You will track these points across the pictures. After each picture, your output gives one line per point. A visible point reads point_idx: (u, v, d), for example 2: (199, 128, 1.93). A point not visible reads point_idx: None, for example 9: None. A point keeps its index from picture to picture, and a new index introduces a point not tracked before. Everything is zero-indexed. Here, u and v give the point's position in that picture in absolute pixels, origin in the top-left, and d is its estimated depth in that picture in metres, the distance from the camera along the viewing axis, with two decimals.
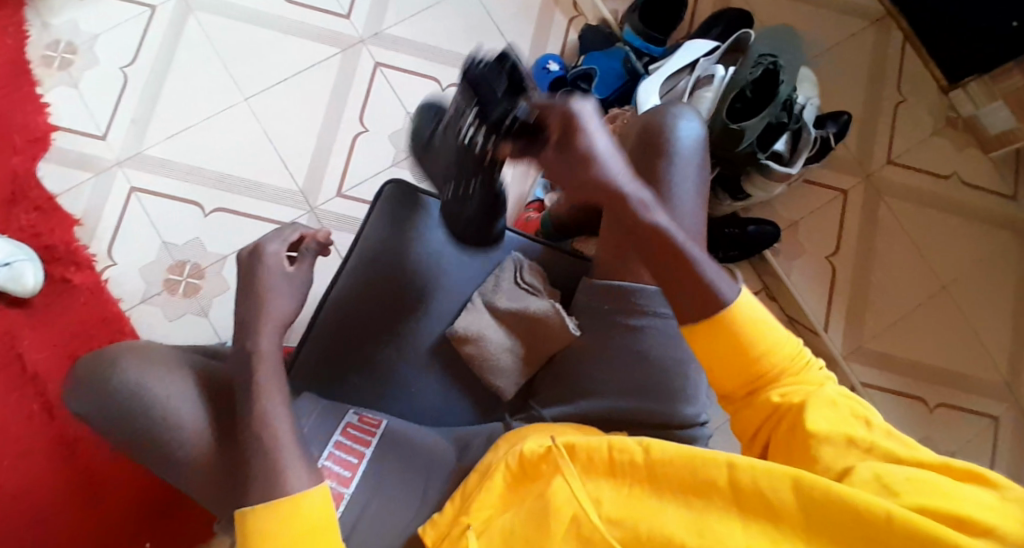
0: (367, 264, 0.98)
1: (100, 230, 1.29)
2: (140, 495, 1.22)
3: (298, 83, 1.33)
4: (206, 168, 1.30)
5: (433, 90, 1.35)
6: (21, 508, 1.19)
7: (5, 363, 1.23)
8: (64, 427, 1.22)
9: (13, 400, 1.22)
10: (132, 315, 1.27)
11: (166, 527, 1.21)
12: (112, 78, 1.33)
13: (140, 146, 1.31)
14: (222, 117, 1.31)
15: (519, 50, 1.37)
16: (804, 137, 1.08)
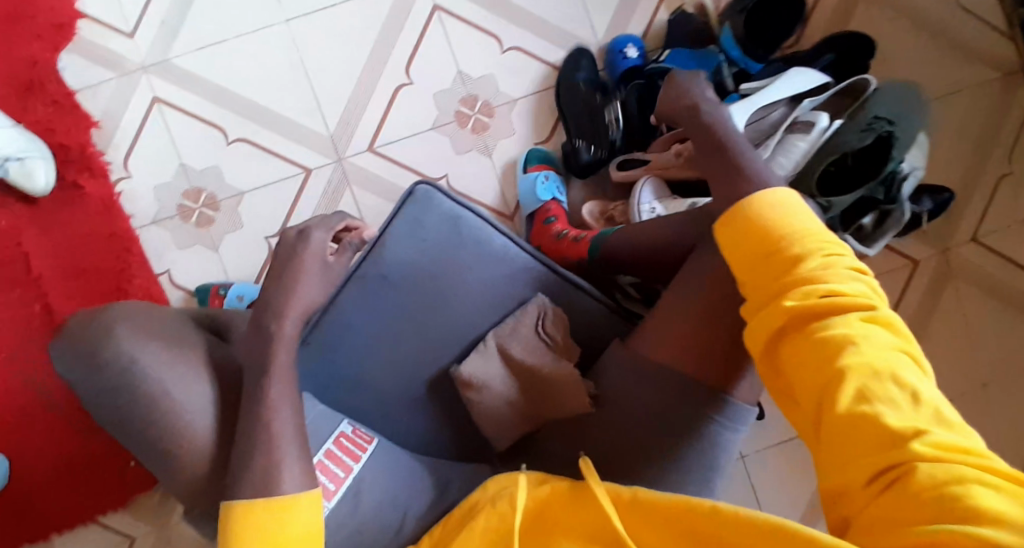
0: (392, 276, 0.91)
1: (117, 139, 1.22)
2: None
3: (347, 12, 1.23)
4: (236, 93, 1.23)
5: (491, 50, 1.24)
6: (14, 411, 1.16)
7: (7, 259, 1.16)
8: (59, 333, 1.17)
9: (11, 299, 1.16)
10: (142, 235, 1.22)
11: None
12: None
13: (169, 55, 1.23)
14: (259, 38, 1.23)
15: (594, 23, 1.25)
16: (893, 218, 0.99)
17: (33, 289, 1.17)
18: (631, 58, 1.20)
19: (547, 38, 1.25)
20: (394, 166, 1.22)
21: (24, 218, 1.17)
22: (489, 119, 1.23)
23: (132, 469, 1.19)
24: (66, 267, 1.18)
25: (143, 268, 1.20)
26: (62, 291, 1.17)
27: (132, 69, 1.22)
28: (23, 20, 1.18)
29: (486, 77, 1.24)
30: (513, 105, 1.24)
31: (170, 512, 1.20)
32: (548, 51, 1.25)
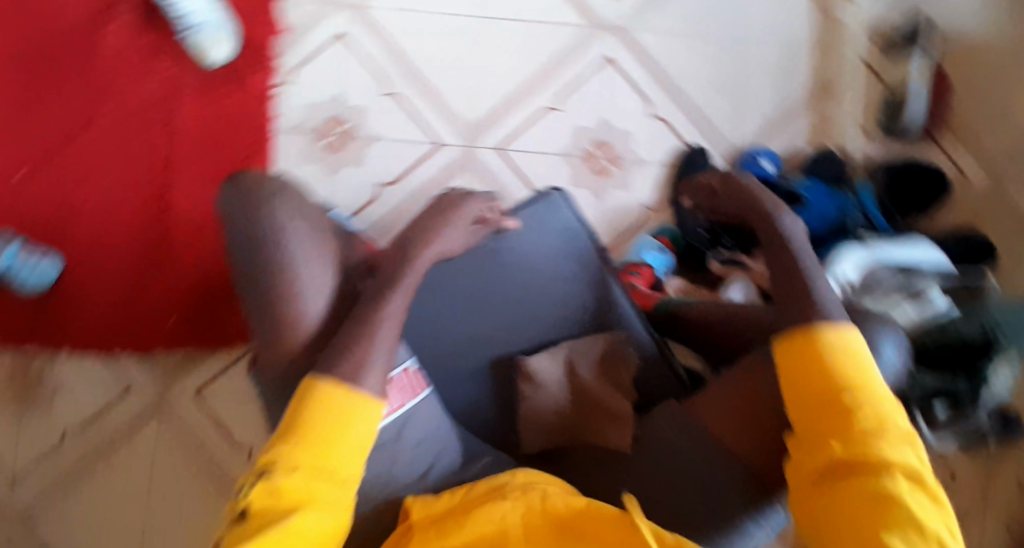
0: (510, 260, 1.01)
1: (294, 49, 1.31)
2: (191, 285, 1.27)
3: (534, 31, 1.34)
4: (409, 55, 1.33)
5: (639, 109, 1.33)
6: (93, 231, 1.26)
7: (155, 107, 1.28)
8: (167, 186, 1.27)
9: (142, 140, 1.27)
10: (276, 140, 1.30)
11: (195, 318, 1.26)
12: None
13: (370, 1, 1.33)
14: (451, 19, 1.33)
15: (743, 128, 1.33)
16: (967, 412, 1.05)
17: (165, 139, 1.27)
18: (766, 169, 1.27)
19: (691, 120, 1.33)
20: (511, 172, 1.31)
21: (187, 79, 1.28)
22: (613, 168, 1.32)
23: (166, 326, 1.26)
24: (200, 135, 1.28)
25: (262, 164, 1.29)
26: (186, 153, 1.27)
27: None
28: None
29: (624, 132, 1.32)
30: (639, 165, 1.32)
31: (181, 379, 1.27)
32: (688, 131, 1.33)
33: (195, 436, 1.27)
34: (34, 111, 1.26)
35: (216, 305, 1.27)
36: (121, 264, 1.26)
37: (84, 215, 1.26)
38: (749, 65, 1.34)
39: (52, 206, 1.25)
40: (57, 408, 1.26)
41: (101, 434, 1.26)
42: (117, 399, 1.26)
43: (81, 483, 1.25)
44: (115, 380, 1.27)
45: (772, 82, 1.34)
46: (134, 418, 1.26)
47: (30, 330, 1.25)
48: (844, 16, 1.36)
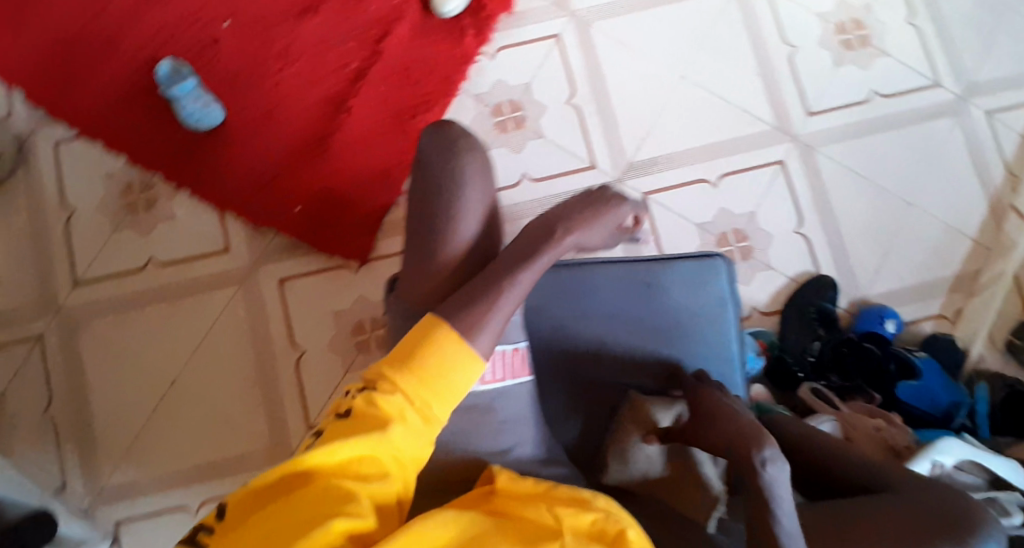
0: (648, 298, 0.99)
1: (512, 31, 1.39)
2: (326, 186, 1.33)
3: (724, 111, 1.37)
4: (605, 81, 1.39)
5: (789, 222, 1.35)
6: (270, 102, 1.35)
7: (371, 25, 1.37)
8: (350, 93, 1.36)
9: (346, 46, 1.36)
10: (458, 98, 1.38)
11: (321, 217, 1.32)
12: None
13: (594, 20, 1.40)
14: (655, 68, 1.39)
15: (872, 282, 1.35)
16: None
17: (368, 54, 1.36)
18: (886, 329, 1.29)
19: (832, 250, 1.35)
20: (645, 219, 1.34)
21: (411, 14, 1.37)
22: (741, 260, 1.34)
23: (292, 212, 1.32)
24: (397, 65, 1.36)
25: (437, 114, 1.36)
26: (379, 74, 1.36)
27: (565, 5, 1.40)
28: None
29: (765, 234, 1.35)
30: (764, 269, 1.34)
31: (276, 261, 1.32)
32: (822, 263, 1.35)
33: (262, 318, 1.30)
34: None
35: (341, 213, 1.33)
36: (282, 143, 1.34)
37: (268, 85, 1.35)
38: (903, 232, 1.36)
39: (244, 65, 1.35)
40: (154, 237, 1.32)
41: (180, 276, 1.31)
42: (209, 254, 1.32)
43: (145, 309, 1.30)
44: (215, 237, 1.32)
45: (925, 256, 1.36)
46: (214, 277, 1.31)
47: (168, 158, 1.33)
48: (1010, 228, 1.35)
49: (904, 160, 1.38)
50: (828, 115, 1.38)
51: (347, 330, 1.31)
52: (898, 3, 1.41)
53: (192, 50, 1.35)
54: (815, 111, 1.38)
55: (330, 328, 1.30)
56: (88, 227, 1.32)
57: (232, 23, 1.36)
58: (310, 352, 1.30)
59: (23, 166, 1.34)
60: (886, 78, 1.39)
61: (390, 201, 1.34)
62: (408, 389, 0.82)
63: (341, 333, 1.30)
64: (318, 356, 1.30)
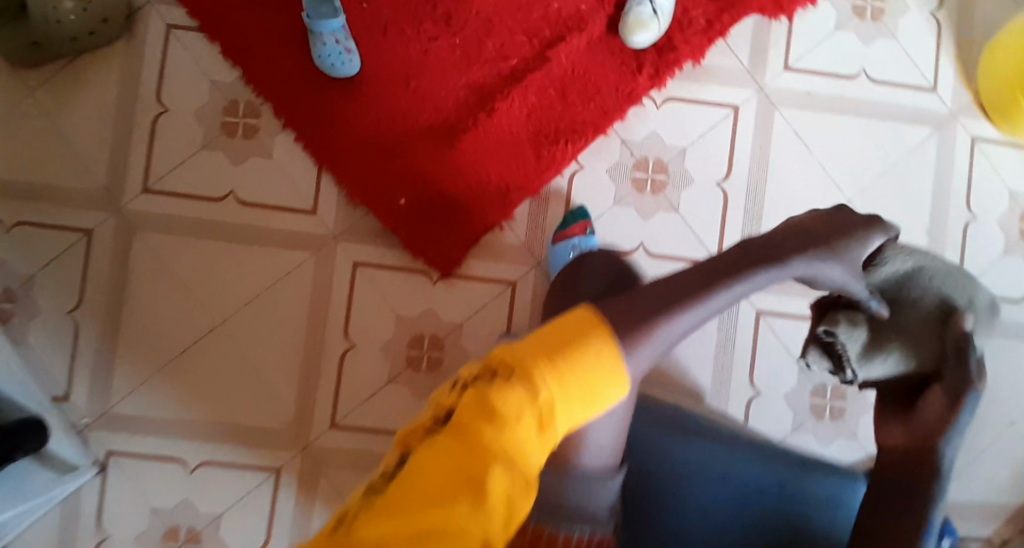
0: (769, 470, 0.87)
1: (691, 87, 1.24)
2: (440, 185, 1.21)
3: None
4: (767, 177, 1.24)
5: None
6: (411, 69, 1.21)
7: (548, 26, 1.22)
8: (499, 92, 1.22)
9: (513, 38, 1.22)
10: (607, 137, 1.23)
11: (420, 216, 1.20)
12: (852, 61, 1.26)
13: (782, 108, 1.25)
14: (824, 184, 1.25)
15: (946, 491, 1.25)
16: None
17: (532, 55, 1.22)
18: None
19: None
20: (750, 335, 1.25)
21: (594, 28, 1.22)
22: (828, 416, 1.25)
23: (393, 201, 1.20)
24: (560, 79, 1.22)
25: (579, 147, 1.22)
26: (536, 82, 1.22)
27: (757, 77, 1.25)
28: None
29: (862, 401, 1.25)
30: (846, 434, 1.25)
31: (361, 244, 1.20)
32: None
33: (325, 296, 1.20)
34: None
35: (446, 222, 1.21)
36: (406, 120, 1.21)
37: (416, 51, 1.21)
38: (996, 449, 1.26)
39: (398, 17, 1.21)
40: (241, 169, 1.20)
41: (255, 221, 1.19)
42: (292, 209, 1.20)
43: (207, 242, 1.19)
44: (304, 194, 1.20)
45: (1006, 481, 1.25)
46: (290, 235, 1.20)
47: (283, 91, 1.20)
48: None
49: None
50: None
51: (404, 341, 1.21)
52: None
53: None
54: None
55: (388, 331, 1.20)
56: (177, 131, 1.20)
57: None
58: (360, 349, 1.20)
59: (128, 33, 1.20)
60: None
61: (498, 222, 1.22)
62: (540, 403, 0.64)
63: (398, 342, 1.20)
64: (367, 356, 1.20)
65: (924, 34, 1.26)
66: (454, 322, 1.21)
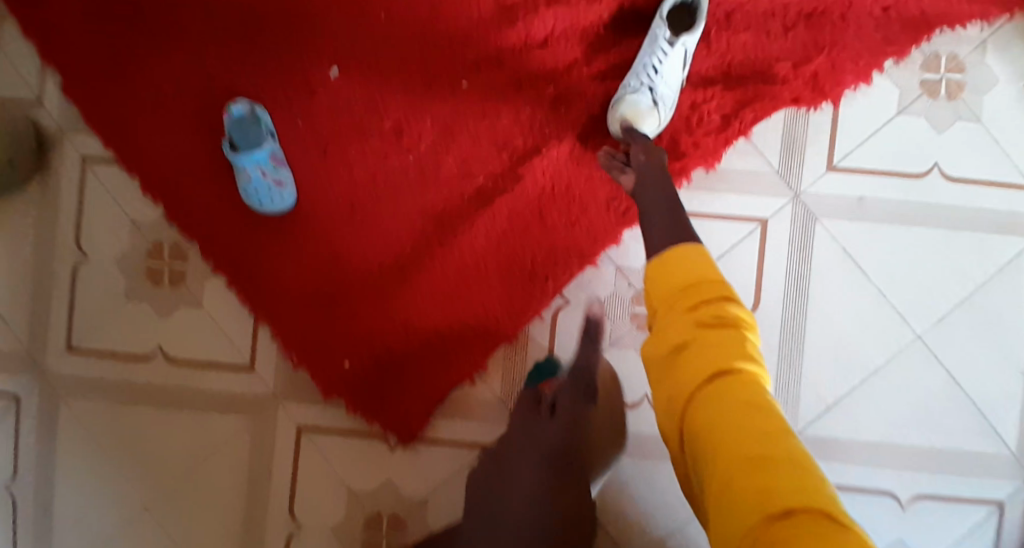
0: None
1: (707, 197, 0.98)
2: (393, 337, 1.01)
3: (954, 408, 0.95)
4: (809, 309, 0.97)
5: None
6: (358, 196, 1.01)
7: (523, 134, 1.00)
8: (463, 219, 1.00)
9: (482, 150, 1.00)
10: (601, 264, 0.99)
11: (370, 377, 1.01)
12: (919, 153, 0.97)
13: (825, 219, 0.97)
14: (886, 315, 0.96)
15: None
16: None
17: (503, 171, 1.00)
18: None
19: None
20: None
21: (579, 133, 0.99)
22: None
23: (337, 362, 1.01)
24: (538, 200, 0.99)
25: (564, 281, 0.99)
26: (510, 205, 0.99)
27: (790, 180, 0.97)
28: (804, 49, 0.97)
29: None
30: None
31: (308, 406, 1.02)
32: None
33: (265, 468, 1.03)
34: (412, 33, 1.01)
35: (400, 384, 1.01)
36: (349, 260, 1.01)
37: (363, 174, 1.01)
38: None
39: (342, 133, 1.02)
40: (170, 320, 1.04)
41: (188, 382, 1.04)
42: (229, 367, 1.04)
43: (136, 408, 1.05)
44: (241, 349, 1.04)
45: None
46: (228, 396, 1.04)
47: (211, 231, 1.03)
48: None
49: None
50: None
51: (358, 521, 1.01)
52: None
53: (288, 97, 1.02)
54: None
55: (338, 509, 1.01)
56: (100, 279, 1.05)
57: (343, 70, 1.02)
58: (307, 530, 1.02)
59: (43, 173, 1.05)
60: None
61: (467, 374, 1.00)
62: None
63: (352, 522, 1.01)
64: (316, 539, 1.02)
65: (1020, 111, 0.96)
66: (418, 496, 1.01)
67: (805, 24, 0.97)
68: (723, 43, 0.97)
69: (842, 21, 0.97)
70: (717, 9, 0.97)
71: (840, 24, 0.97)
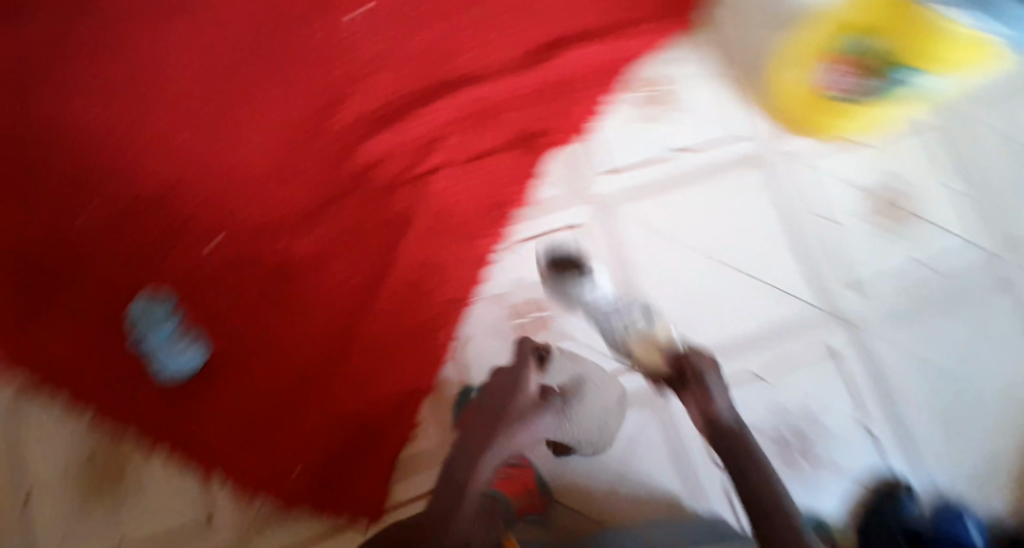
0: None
1: (533, 224, 1.24)
2: (328, 436, 1.16)
3: (763, 296, 1.21)
4: (634, 270, 1.23)
5: (848, 415, 1.18)
6: (259, 335, 1.20)
7: (379, 234, 1.23)
8: (355, 315, 1.20)
9: (350, 259, 1.23)
10: (479, 302, 1.22)
11: (322, 478, 1.15)
12: (655, 146, 1.26)
13: (616, 207, 1.24)
14: (686, 252, 1.23)
15: (944, 475, 1.17)
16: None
17: (372, 267, 1.22)
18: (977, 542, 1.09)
19: (901, 445, 1.18)
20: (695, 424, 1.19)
21: (420, 219, 1.23)
22: (805, 463, 1.17)
23: (289, 478, 1.15)
24: (408, 276, 1.21)
25: (451, 327, 1.21)
26: (390, 289, 1.21)
27: (580, 192, 1.25)
28: (547, 99, 1.26)
29: (825, 435, 1.18)
30: (829, 472, 1.17)
31: (269, 528, 1.14)
32: (893, 456, 1.17)
33: None
34: (262, 199, 1.25)
35: (349, 469, 1.15)
36: (271, 389, 1.18)
37: (260, 316, 1.20)
38: (968, 415, 1.18)
39: (233, 292, 1.21)
40: (122, 509, 1.15)
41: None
42: (197, 527, 1.14)
43: None
44: (201, 507, 1.14)
45: (1001, 442, 1.17)
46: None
47: (143, 415, 1.16)
48: None
49: (960, 337, 1.20)
50: (879, 293, 1.21)
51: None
52: (932, 163, 1.25)
53: (173, 280, 1.21)
54: (863, 286, 1.21)
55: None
56: (55, 497, 1.15)
57: (218, 244, 1.23)
58: None
59: None
60: (933, 245, 1.22)
61: (406, 435, 1.18)
62: None
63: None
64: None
65: (709, 89, 1.28)
66: None
67: (540, 82, 1.26)
68: (491, 117, 1.26)
69: (563, 72, 1.27)
70: (478, 96, 1.27)
71: (568, 78, 1.27)
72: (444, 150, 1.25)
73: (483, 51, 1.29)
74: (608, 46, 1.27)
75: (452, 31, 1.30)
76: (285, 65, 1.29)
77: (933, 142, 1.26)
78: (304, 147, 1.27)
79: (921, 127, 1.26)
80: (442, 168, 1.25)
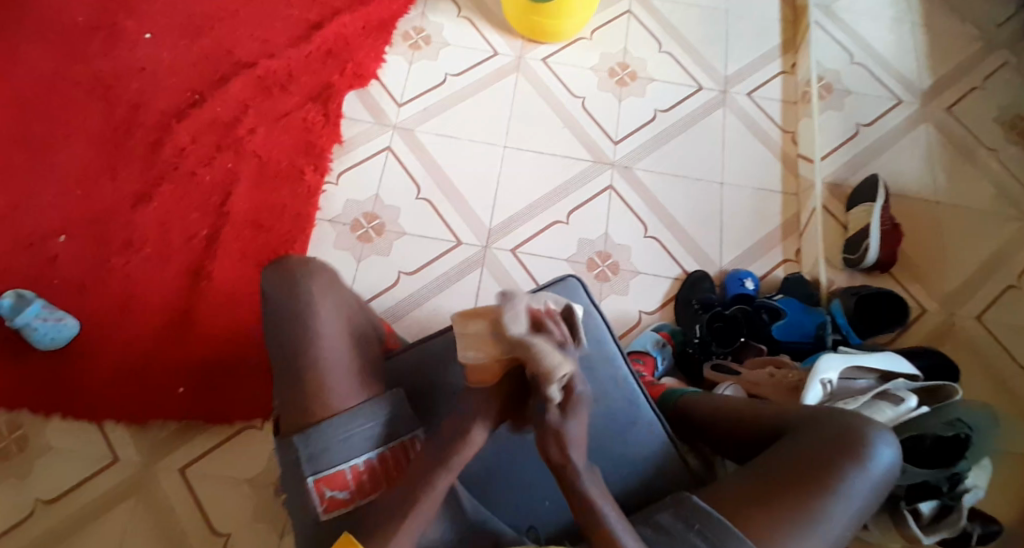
0: (348, 421, 0.99)
1: (346, 157, 1.46)
2: (203, 359, 1.33)
3: (548, 162, 1.48)
4: (444, 171, 1.46)
5: (637, 231, 1.47)
6: (122, 295, 1.35)
7: (211, 192, 1.41)
8: (204, 261, 1.38)
9: (190, 217, 1.39)
10: (318, 226, 1.42)
11: (202, 393, 1.32)
12: (435, 75, 1.52)
13: (415, 128, 1.48)
14: (481, 143, 1.48)
15: (724, 253, 1.47)
16: (953, 514, 1.18)
17: (214, 219, 1.40)
18: (748, 288, 1.42)
19: (684, 246, 1.47)
20: (523, 271, 1.42)
21: (247, 173, 1.42)
22: (612, 275, 1.44)
23: (175, 396, 1.32)
24: (248, 219, 1.40)
25: (300, 249, 1.39)
26: (234, 232, 1.39)
27: (386, 123, 1.48)
28: (334, 55, 1.50)
29: (625, 249, 1.45)
30: (635, 275, 1.44)
31: (178, 447, 1.31)
32: (681, 252, 1.46)
33: (170, 516, 1.27)
34: (101, 193, 1.39)
35: (230, 379, 1.33)
36: (145, 337, 1.34)
37: (118, 283, 1.36)
38: (728, 206, 1.50)
39: (91, 270, 1.36)
40: (32, 475, 1.28)
41: (70, 508, 1.27)
42: (95, 473, 1.28)
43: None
44: (97, 454, 1.29)
45: (753, 219, 1.50)
46: (109, 495, 1.27)
47: (28, 390, 1.30)
48: (805, 170, 1.52)
49: (699, 154, 1.52)
50: (631, 138, 1.52)
51: (266, 494, 1.29)
52: (646, 39, 1.59)
53: (36, 271, 1.34)
54: (620, 137, 1.51)
55: (247, 501, 1.29)
56: None
57: (68, 235, 1.37)
58: (233, 536, 1.27)
59: None
60: (661, 95, 1.55)
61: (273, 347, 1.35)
62: None
63: (258, 502, 1.29)
64: (242, 534, 1.27)
65: (461, 27, 1.56)
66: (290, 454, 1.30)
67: (325, 43, 1.50)
68: (291, 78, 1.48)
69: (343, 31, 1.52)
70: (277, 69, 1.48)
71: (344, 36, 1.51)
72: (256, 113, 1.45)
73: (269, 28, 1.51)
74: (375, 6, 1.54)
75: (240, 20, 1.52)
76: (94, 76, 1.46)
77: (642, 22, 1.61)
78: (131, 140, 1.43)
79: (630, 16, 1.61)
80: (257, 129, 1.44)
